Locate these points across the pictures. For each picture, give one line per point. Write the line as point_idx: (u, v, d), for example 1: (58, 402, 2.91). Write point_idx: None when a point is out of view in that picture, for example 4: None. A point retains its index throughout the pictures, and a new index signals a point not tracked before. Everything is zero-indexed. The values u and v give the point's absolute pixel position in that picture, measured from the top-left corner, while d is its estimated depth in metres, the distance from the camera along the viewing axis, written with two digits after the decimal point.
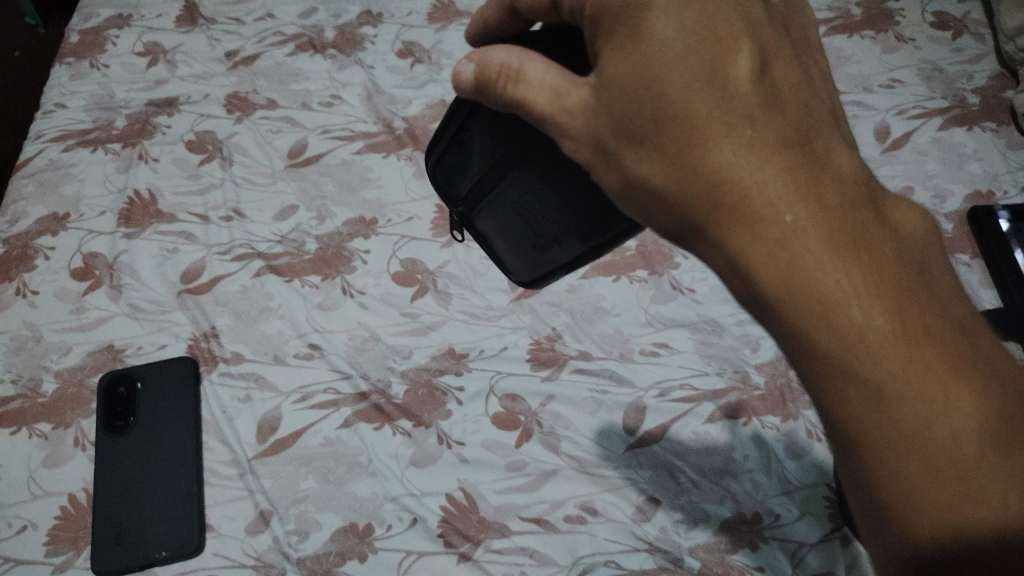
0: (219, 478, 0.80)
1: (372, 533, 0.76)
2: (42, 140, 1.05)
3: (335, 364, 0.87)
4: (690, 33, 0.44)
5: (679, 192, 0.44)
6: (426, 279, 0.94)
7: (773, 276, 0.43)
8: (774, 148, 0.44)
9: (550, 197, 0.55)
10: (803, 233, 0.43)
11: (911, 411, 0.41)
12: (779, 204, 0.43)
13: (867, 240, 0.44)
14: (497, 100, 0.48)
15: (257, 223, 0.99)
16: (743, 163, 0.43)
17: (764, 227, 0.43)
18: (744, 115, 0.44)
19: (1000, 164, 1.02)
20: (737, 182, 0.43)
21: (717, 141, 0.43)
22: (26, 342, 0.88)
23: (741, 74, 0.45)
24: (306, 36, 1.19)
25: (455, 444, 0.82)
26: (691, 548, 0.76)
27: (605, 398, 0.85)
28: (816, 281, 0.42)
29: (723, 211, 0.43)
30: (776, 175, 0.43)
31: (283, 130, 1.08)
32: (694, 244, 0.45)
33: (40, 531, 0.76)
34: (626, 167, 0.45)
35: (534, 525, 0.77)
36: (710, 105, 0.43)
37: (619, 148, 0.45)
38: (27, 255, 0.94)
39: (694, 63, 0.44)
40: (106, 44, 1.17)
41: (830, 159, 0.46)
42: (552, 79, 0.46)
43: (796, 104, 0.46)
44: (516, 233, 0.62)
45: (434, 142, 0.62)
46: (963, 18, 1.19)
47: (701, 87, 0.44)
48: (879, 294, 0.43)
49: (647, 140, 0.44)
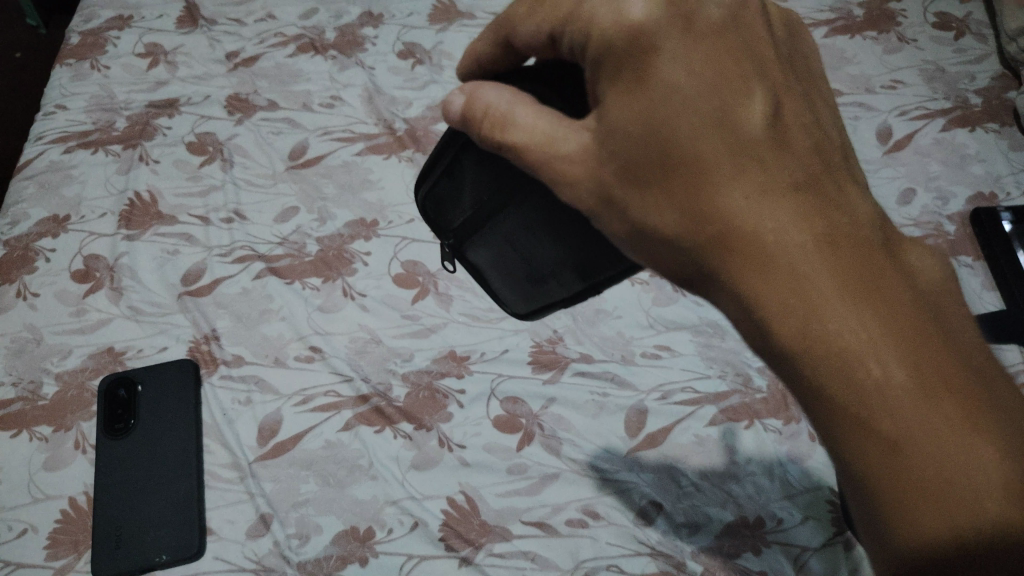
0: (219, 482, 0.80)
1: (373, 537, 0.76)
2: (43, 142, 1.05)
3: (336, 366, 0.87)
4: (699, 74, 0.43)
5: (687, 236, 0.44)
6: (427, 281, 0.94)
7: (782, 320, 0.42)
8: (786, 193, 0.44)
9: (545, 235, 0.54)
10: (813, 277, 0.42)
11: (931, 464, 0.39)
12: (792, 250, 0.42)
13: (886, 285, 0.43)
14: (486, 143, 0.48)
15: (257, 225, 0.99)
16: (751, 207, 0.43)
17: (773, 271, 0.42)
18: (753, 159, 0.44)
19: (1003, 165, 1.02)
20: (744, 225, 0.43)
21: (726, 187, 0.43)
22: (26, 345, 0.87)
23: (751, 117, 0.44)
24: (306, 37, 1.18)
25: (457, 447, 0.82)
26: (693, 552, 0.75)
27: (607, 401, 0.85)
28: (831, 329, 0.41)
29: (733, 255, 0.43)
30: (790, 221, 0.43)
31: (284, 131, 1.07)
32: (706, 289, 0.45)
33: (40, 535, 0.76)
34: (634, 210, 0.45)
35: (536, 528, 0.77)
36: (718, 148, 0.43)
37: (627, 191, 0.44)
38: (28, 257, 0.94)
39: (704, 107, 0.43)
40: (107, 45, 1.16)
41: (844, 202, 0.45)
42: (547, 126, 0.45)
43: (809, 146, 0.46)
44: (511, 266, 0.61)
45: (423, 173, 0.60)
46: (965, 18, 1.19)
47: (710, 131, 0.43)
48: (895, 341, 0.41)
49: (654, 184, 0.44)
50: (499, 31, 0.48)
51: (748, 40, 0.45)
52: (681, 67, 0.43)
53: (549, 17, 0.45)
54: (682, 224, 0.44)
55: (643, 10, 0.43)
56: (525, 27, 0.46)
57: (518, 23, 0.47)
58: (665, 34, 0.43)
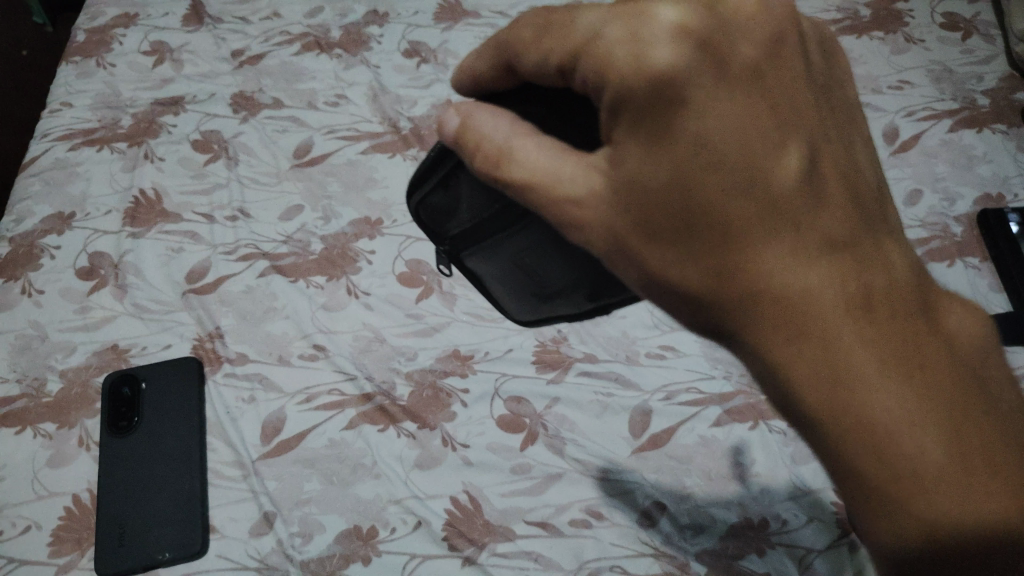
0: (223, 480, 0.80)
1: (376, 536, 0.76)
2: (48, 139, 1.05)
3: (340, 365, 0.87)
4: (733, 121, 0.38)
5: (713, 298, 0.40)
6: (431, 280, 0.94)
7: (819, 396, 0.39)
8: (822, 255, 0.40)
9: (555, 254, 0.54)
10: (854, 354, 0.39)
11: (962, 543, 0.39)
12: (833, 323, 0.39)
13: (924, 355, 0.40)
14: (484, 179, 0.46)
15: (262, 223, 0.99)
16: (787, 273, 0.39)
17: (810, 344, 0.39)
18: (789, 218, 0.40)
19: (1010, 166, 1.01)
20: (780, 293, 0.39)
21: (760, 249, 0.39)
22: (32, 342, 0.88)
23: (785, 171, 0.40)
24: (312, 36, 1.18)
25: (460, 446, 0.82)
26: (697, 554, 0.75)
27: (611, 401, 0.85)
28: (866, 406, 0.39)
29: (766, 323, 0.40)
30: (830, 288, 0.39)
31: (289, 129, 1.07)
32: (731, 347, 0.42)
33: (44, 532, 0.76)
34: (651, 265, 0.41)
35: (539, 528, 0.76)
36: (752, 206, 0.39)
37: (645, 245, 0.40)
38: (33, 254, 0.94)
39: (737, 158, 0.39)
40: (112, 43, 1.17)
41: (882, 262, 0.41)
42: (551, 164, 0.42)
43: (846, 199, 0.41)
44: (514, 272, 0.61)
45: (414, 184, 0.56)
46: (973, 18, 1.19)
47: (740, 188, 0.39)
48: (935, 418, 0.39)
49: (679, 241, 0.40)
50: (501, 53, 0.44)
51: (782, 77, 0.40)
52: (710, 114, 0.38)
53: (557, 45, 0.40)
54: (702, 285, 0.40)
55: (670, 51, 0.37)
56: (531, 55, 0.42)
57: (524, 49, 0.42)
58: (694, 74, 0.37)
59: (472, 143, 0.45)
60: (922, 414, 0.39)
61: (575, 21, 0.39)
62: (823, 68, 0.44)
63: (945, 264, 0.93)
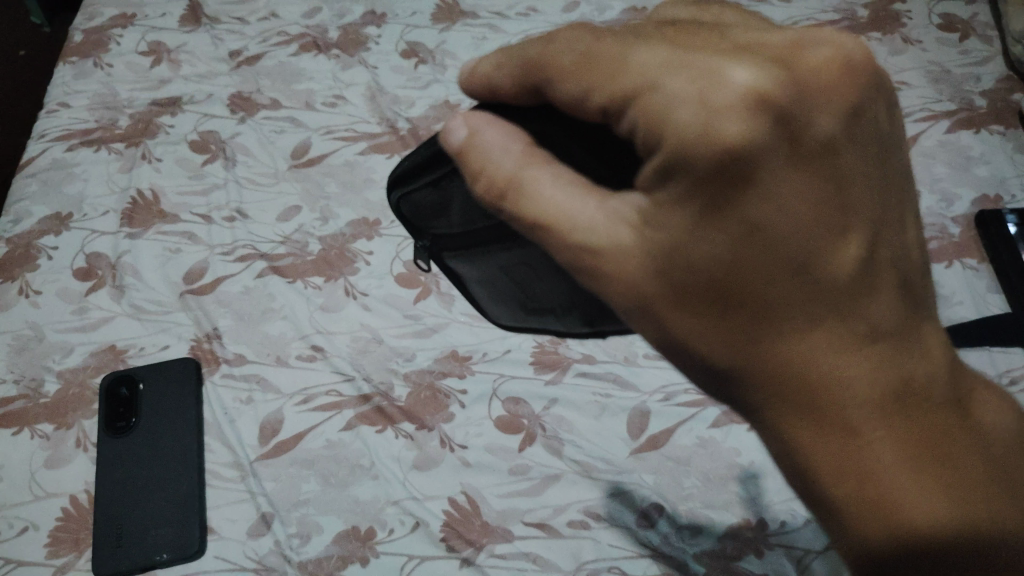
0: (221, 480, 0.80)
1: (374, 537, 0.76)
2: (46, 140, 1.05)
3: (338, 366, 0.87)
4: (787, 205, 0.35)
5: (731, 368, 0.39)
6: (429, 281, 0.94)
7: (836, 474, 0.38)
8: (867, 345, 0.37)
9: (548, 273, 0.53)
10: (881, 443, 0.37)
11: None
12: (864, 413, 0.37)
13: (954, 449, 0.38)
14: (491, 206, 0.43)
15: (260, 224, 0.98)
16: (823, 359, 0.37)
17: (837, 430, 0.37)
18: (833, 307, 0.37)
19: (1008, 167, 1.01)
20: (811, 379, 0.37)
21: (793, 333, 0.37)
22: (29, 343, 0.87)
23: (838, 260, 0.36)
24: (310, 36, 1.18)
25: (458, 447, 0.82)
26: (695, 554, 0.75)
27: (609, 402, 0.85)
28: (884, 491, 0.37)
29: (788, 402, 0.38)
30: (868, 379, 0.37)
31: (287, 130, 1.07)
32: (747, 411, 0.40)
33: (41, 533, 0.75)
34: (668, 325, 0.39)
35: (537, 529, 0.76)
36: (790, 291, 0.37)
37: (666, 307, 0.39)
38: (31, 255, 0.94)
39: (784, 241, 0.36)
40: (110, 44, 1.16)
41: (928, 350, 0.39)
42: (567, 201, 0.39)
43: (899, 287, 0.38)
44: (501, 279, 0.60)
45: (398, 181, 0.53)
46: (970, 20, 1.19)
47: (783, 275, 0.36)
48: (949, 516, 0.38)
49: (701, 310, 0.38)
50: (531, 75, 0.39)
51: (855, 152, 0.36)
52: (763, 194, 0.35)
53: (607, 89, 0.36)
54: (722, 357, 0.38)
55: (737, 123, 0.33)
56: (571, 88, 0.37)
57: (562, 78, 0.38)
58: (755, 149, 0.34)
59: (475, 165, 0.42)
60: (940, 507, 0.38)
61: (629, 66, 0.35)
62: (900, 136, 0.40)
63: (943, 264, 0.93)
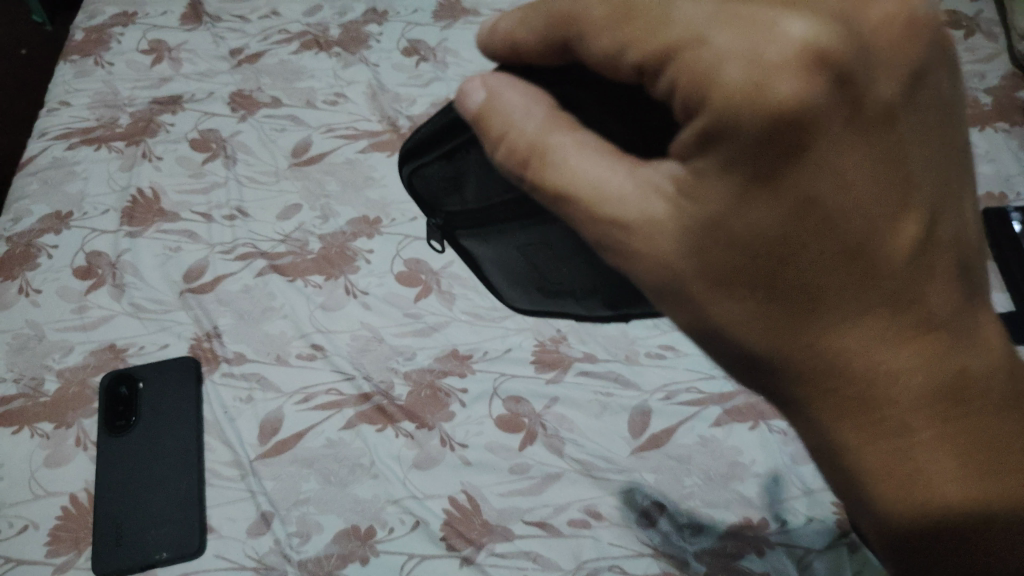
0: (220, 479, 0.79)
1: (374, 536, 0.75)
2: (46, 138, 1.05)
3: (337, 364, 0.87)
4: (847, 185, 0.31)
5: (770, 356, 0.35)
6: (429, 279, 0.94)
7: (881, 469, 0.35)
8: (920, 334, 0.34)
9: (569, 251, 0.52)
10: (932, 439, 0.34)
11: None
12: (917, 409, 0.34)
13: (1007, 443, 0.35)
14: (513, 174, 0.40)
15: (260, 222, 0.98)
16: (876, 353, 0.34)
17: (887, 427, 0.34)
18: (891, 295, 0.33)
19: (1013, 164, 1.01)
20: (862, 373, 0.34)
21: (845, 323, 0.33)
22: (29, 341, 0.87)
23: (897, 241, 0.33)
24: (311, 34, 1.18)
25: (458, 446, 0.81)
26: (697, 554, 0.74)
27: (610, 401, 0.84)
28: (930, 487, 0.35)
29: (834, 397, 0.35)
30: (922, 372, 0.34)
31: (287, 128, 1.07)
32: (782, 397, 0.37)
33: (41, 531, 0.75)
34: (702, 310, 0.36)
35: (538, 528, 0.76)
36: (845, 280, 0.33)
37: (702, 290, 0.35)
38: (31, 253, 0.94)
39: (842, 225, 0.32)
40: (111, 42, 1.16)
41: (978, 335, 0.35)
42: (595, 169, 0.36)
43: (952, 266, 0.34)
44: (516, 259, 0.59)
45: (411, 152, 0.53)
46: (974, 17, 1.18)
47: (839, 258, 0.32)
48: (994, 508, 0.36)
49: (743, 294, 0.34)
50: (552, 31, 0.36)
51: (920, 121, 0.33)
52: (823, 167, 0.31)
53: (651, 43, 0.32)
54: (762, 346, 0.35)
55: (797, 85, 0.29)
56: (601, 41, 0.34)
57: (590, 32, 0.34)
58: (817, 121, 0.30)
59: (497, 128, 0.39)
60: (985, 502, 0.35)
61: (673, 16, 0.31)
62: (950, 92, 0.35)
63: None
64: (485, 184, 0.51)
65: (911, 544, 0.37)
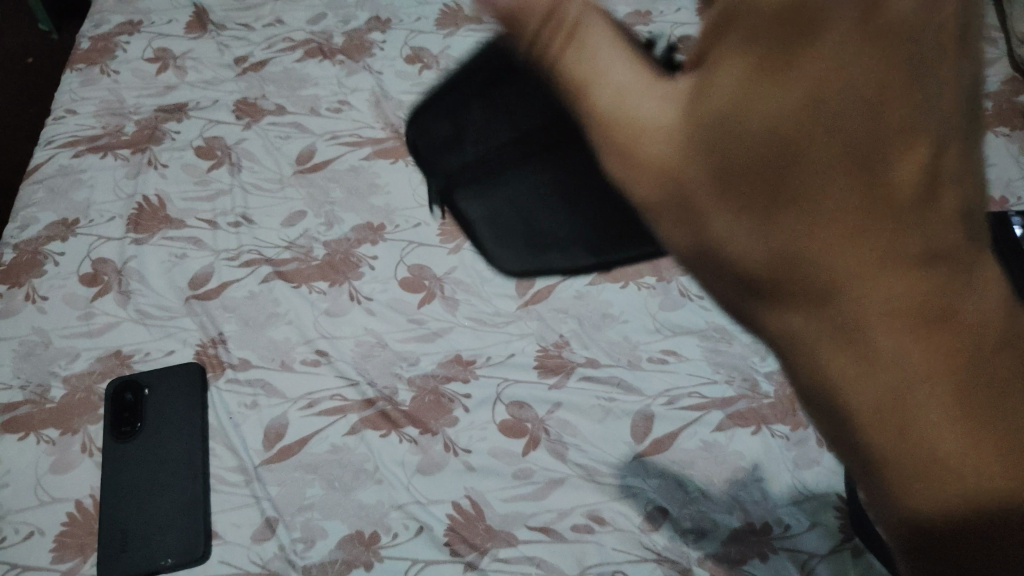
0: (225, 485, 0.80)
1: (378, 542, 0.76)
2: (53, 146, 1.06)
3: (342, 370, 0.87)
4: (861, 79, 0.27)
5: (765, 280, 0.31)
6: (433, 285, 0.94)
7: (888, 421, 0.30)
8: (947, 269, 0.29)
9: (560, 205, 0.56)
10: (954, 392, 0.29)
11: None
12: (937, 352, 0.29)
13: None
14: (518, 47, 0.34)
15: (265, 229, 0.99)
16: (887, 280, 0.29)
17: (901, 369, 0.30)
18: (915, 217, 0.28)
19: (1014, 168, 1.01)
20: (870, 304, 0.29)
21: (851, 245, 0.29)
22: (35, 347, 0.88)
23: (926, 156, 0.28)
24: (315, 42, 1.19)
25: (462, 452, 0.81)
26: (700, 559, 0.74)
27: (613, 406, 0.85)
28: (945, 451, 0.30)
29: (836, 327, 0.30)
30: (947, 310, 0.29)
31: (292, 135, 1.08)
32: (780, 333, 0.32)
33: (46, 538, 0.76)
34: (692, 220, 0.32)
35: (541, 533, 0.76)
36: (854, 192, 0.28)
37: (694, 200, 0.31)
38: (38, 260, 0.95)
39: (852, 128, 0.27)
40: (117, 50, 1.17)
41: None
42: (602, 52, 0.31)
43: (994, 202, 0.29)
44: (505, 225, 0.62)
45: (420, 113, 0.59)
46: None
47: (846, 169, 0.28)
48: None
49: (738, 206, 0.30)
50: None
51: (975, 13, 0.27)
52: (821, 59, 0.27)
53: None
54: (757, 267, 0.31)
55: None
56: None
57: None
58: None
59: None
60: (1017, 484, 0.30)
61: None
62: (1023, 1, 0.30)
63: None
64: (485, 138, 0.57)
65: (924, 525, 0.31)
